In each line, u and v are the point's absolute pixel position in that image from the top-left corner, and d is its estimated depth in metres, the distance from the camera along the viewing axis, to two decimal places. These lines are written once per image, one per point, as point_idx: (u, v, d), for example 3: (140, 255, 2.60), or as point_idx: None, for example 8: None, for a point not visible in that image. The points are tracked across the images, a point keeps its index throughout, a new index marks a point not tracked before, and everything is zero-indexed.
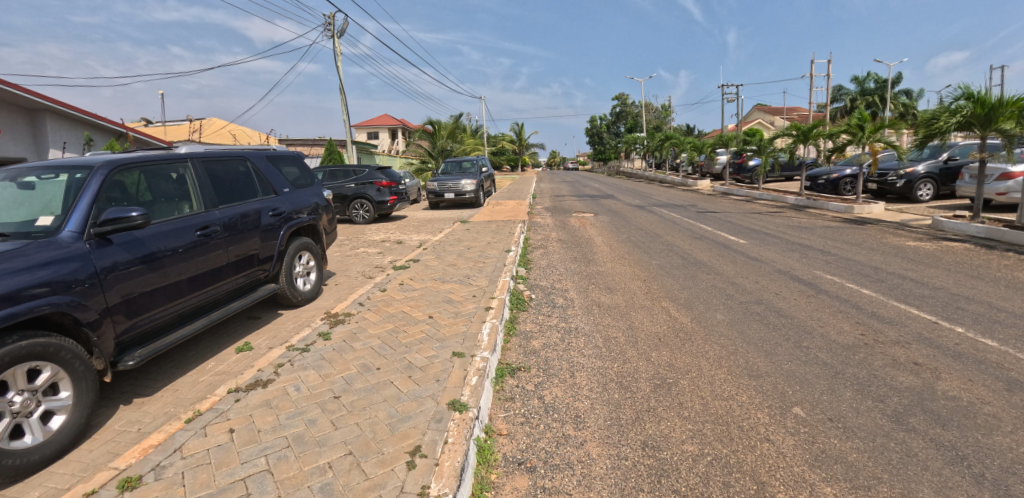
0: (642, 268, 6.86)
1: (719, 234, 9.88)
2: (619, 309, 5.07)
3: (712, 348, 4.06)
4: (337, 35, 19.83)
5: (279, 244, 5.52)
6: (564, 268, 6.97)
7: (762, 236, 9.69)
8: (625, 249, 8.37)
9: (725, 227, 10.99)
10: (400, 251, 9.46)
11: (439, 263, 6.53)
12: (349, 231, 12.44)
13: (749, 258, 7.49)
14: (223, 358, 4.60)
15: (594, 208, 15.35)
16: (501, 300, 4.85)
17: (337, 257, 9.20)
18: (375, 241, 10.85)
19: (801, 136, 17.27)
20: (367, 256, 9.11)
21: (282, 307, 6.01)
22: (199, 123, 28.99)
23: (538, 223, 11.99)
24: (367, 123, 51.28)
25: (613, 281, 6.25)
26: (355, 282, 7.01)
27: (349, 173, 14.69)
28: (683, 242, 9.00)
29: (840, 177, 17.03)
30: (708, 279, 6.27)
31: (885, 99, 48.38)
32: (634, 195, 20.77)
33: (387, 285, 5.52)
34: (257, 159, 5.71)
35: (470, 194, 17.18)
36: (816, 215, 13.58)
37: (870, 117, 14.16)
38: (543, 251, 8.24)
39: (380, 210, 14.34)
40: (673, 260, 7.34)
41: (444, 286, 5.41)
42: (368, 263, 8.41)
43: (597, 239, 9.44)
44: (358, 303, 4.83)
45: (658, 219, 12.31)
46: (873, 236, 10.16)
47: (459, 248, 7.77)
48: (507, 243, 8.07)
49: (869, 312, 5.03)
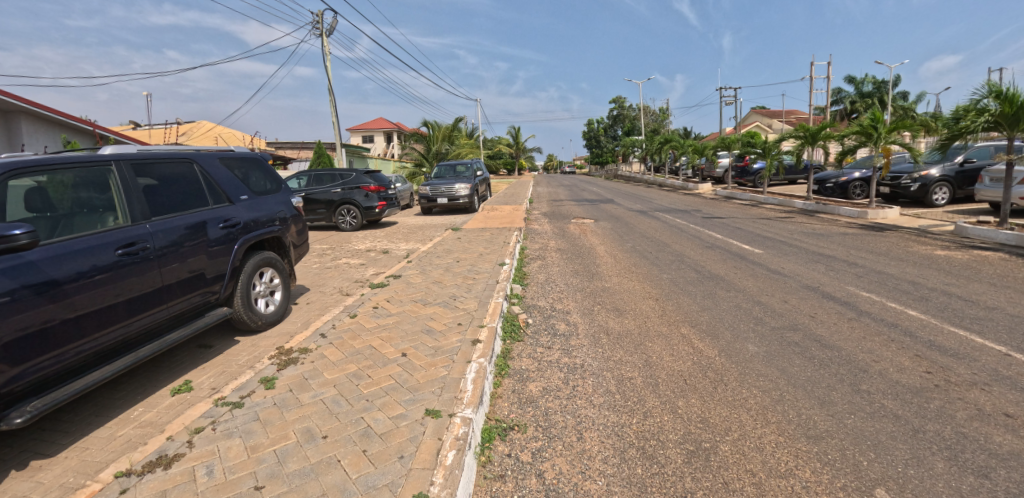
0: (653, 284, 6.07)
1: (731, 243, 9.12)
2: (631, 338, 4.27)
3: (753, 395, 3.25)
4: (325, 33, 19.02)
5: (232, 260, 4.73)
6: (564, 284, 6.18)
7: (777, 245, 8.94)
8: (631, 260, 7.60)
9: (736, 235, 10.25)
10: (385, 262, 8.65)
11: (423, 280, 5.72)
12: (333, 240, 11.62)
13: (771, 272, 6.72)
14: (154, 405, 3.80)
15: (594, 214, 14.58)
16: (492, 329, 4.03)
17: (315, 270, 8.39)
18: (360, 251, 10.03)
19: (809, 137, 16.55)
20: (348, 269, 8.31)
21: (239, 334, 5.20)
22: (188, 127, 28.20)
23: (535, 230, 11.20)
24: (362, 126, 50.57)
25: (622, 300, 5.46)
26: (329, 301, 6.20)
27: (336, 177, 13.88)
28: (694, 252, 8.22)
29: (849, 180, 16.32)
30: (731, 298, 5.48)
31: (884, 101, 47.81)
32: (636, 199, 20.03)
33: (359, 308, 4.71)
34: (207, 162, 4.91)
35: (464, 199, 16.39)
36: (830, 220, 12.85)
37: (883, 117, 13.45)
38: (540, 264, 7.44)
39: (369, 216, 13.53)
40: (686, 274, 6.57)
41: (426, 309, 4.59)
42: (348, 276, 7.60)
43: (600, 248, 8.64)
44: (320, 334, 4.02)
45: (664, 225, 11.54)
46: (896, 244, 9.41)
47: (447, 261, 6.96)
48: (500, 255, 7.27)
49: (926, 341, 4.25)
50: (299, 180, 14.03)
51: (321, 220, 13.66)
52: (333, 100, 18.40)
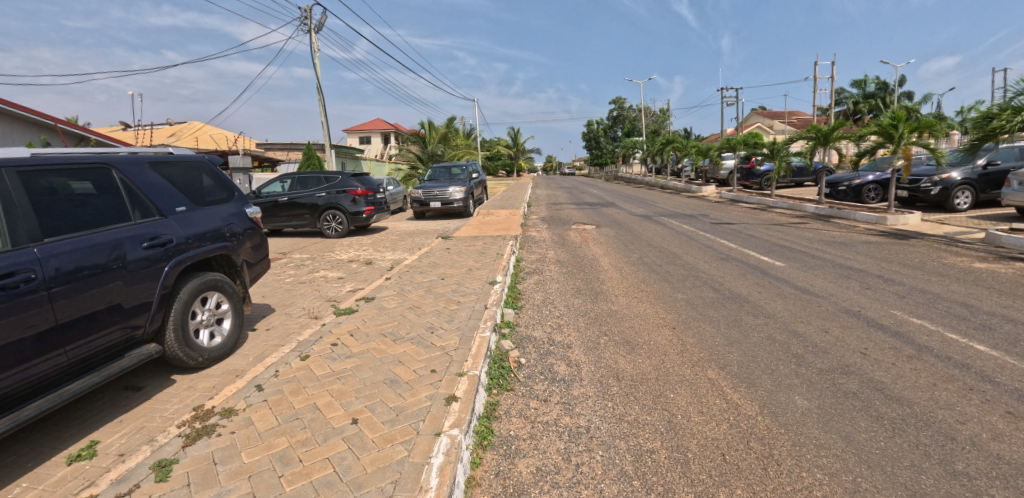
0: (667, 308, 5.22)
1: (747, 253, 8.30)
2: (648, 387, 3.44)
3: (817, 483, 2.43)
4: (314, 29, 18.20)
5: (160, 286, 3.92)
6: (564, 307, 5.34)
7: (799, 256, 8.13)
8: (638, 274, 6.80)
9: (750, 243, 9.44)
10: (366, 276, 7.81)
11: (400, 304, 4.86)
12: (315, 248, 10.77)
13: (801, 292, 5.89)
14: (42, 478, 2.97)
15: (596, 219, 13.75)
16: (475, 379, 3.19)
17: (287, 285, 7.54)
18: (341, 261, 9.20)
19: (821, 138, 15.69)
20: (324, 283, 7.47)
21: (178, 372, 4.37)
22: (178, 127, 27.40)
23: (532, 238, 10.36)
24: (359, 127, 49.82)
25: (632, 329, 4.61)
26: (292, 327, 5.36)
27: (320, 180, 12.99)
28: (709, 264, 7.38)
29: (863, 184, 15.55)
30: (761, 327, 4.64)
31: (888, 102, 46.88)
32: (638, 203, 19.18)
33: (315, 345, 3.85)
34: (130, 168, 4.10)
35: (458, 203, 15.56)
36: (848, 226, 12.02)
37: (904, 116, 12.61)
38: (537, 280, 6.58)
39: (355, 221, 12.68)
40: (705, 294, 5.73)
41: (396, 347, 3.75)
42: (322, 294, 6.77)
43: (604, 260, 7.78)
44: (255, 387, 3.17)
45: (671, 232, 10.72)
46: (927, 254, 8.59)
47: (429, 277, 6.11)
48: (492, 270, 6.44)
49: (1013, 390, 3.43)
50: (281, 182, 13.10)
51: (305, 226, 12.82)
52: (322, 98, 17.57)
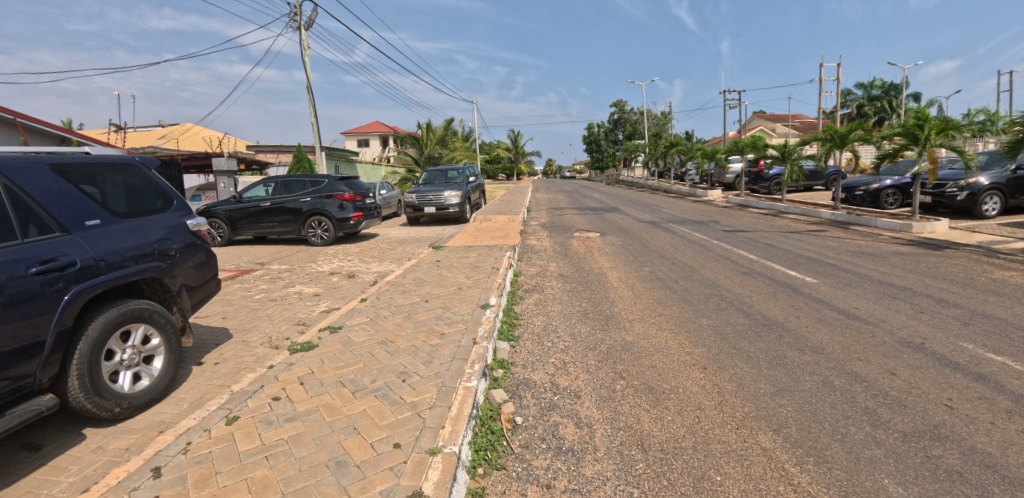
0: (692, 339, 4.36)
1: (771, 266, 7.46)
2: (687, 464, 2.57)
3: None
4: (305, 26, 17.40)
5: (56, 322, 3.08)
6: (569, 337, 4.48)
7: (829, 270, 7.28)
8: (653, 293, 5.96)
9: (771, 253, 8.61)
10: (345, 292, 6.95)
11: (370, 337, 3.99)
12: (296, 258, 9.92)
13: (847, 317, 5.03)
14: None
15: (600, 225, 12.90)
16: (453, 461, 2.32)
17: (255, 303, 6.69)
18: (322, 274, 8.35)
19: (838, 140, 14.85)
20: (297, 302, 6.62)
21: (93, 425, 3.53)
22: (170, 129, 26.67)
23: (532, 248, 9.50)
24: (356, 130, 49.13)
25: (654, 370, 3.74)
26: (246, 362, 4.50)
27: (306, 184, 12.14)
28: (732, 280, 6.52)
29: (880, 188, 14.71)
30: (812, 367, 3.78)
31: (893, 105, 46.01)
32: (643, 207, 18.33)
33: (250, 400, 2.99)
34: (23, 173, 3.26)
35: (454, 208, 14.73)
36: (870, 234, 11.18)
37: (931, 116, 11.77)
38: (536, 300, 5.71)
39: (342, 228, 11.84)
40: (734, 319, 4.87)
41: (355, 404, 2.88)
42: (291, 315, 5.91)
43: (613, 275, 6.92)
44: (150, 473, 2.32)
45: (682, 241, 9.88)
46: (970, 268, 7.73)
47: (411, 296, 5.24)
48: (486, 288, 5.59)
49: None
50: (265, 186, 12.26)
51: (289, 232, 11.98)
52: (312, 98, 16.75)
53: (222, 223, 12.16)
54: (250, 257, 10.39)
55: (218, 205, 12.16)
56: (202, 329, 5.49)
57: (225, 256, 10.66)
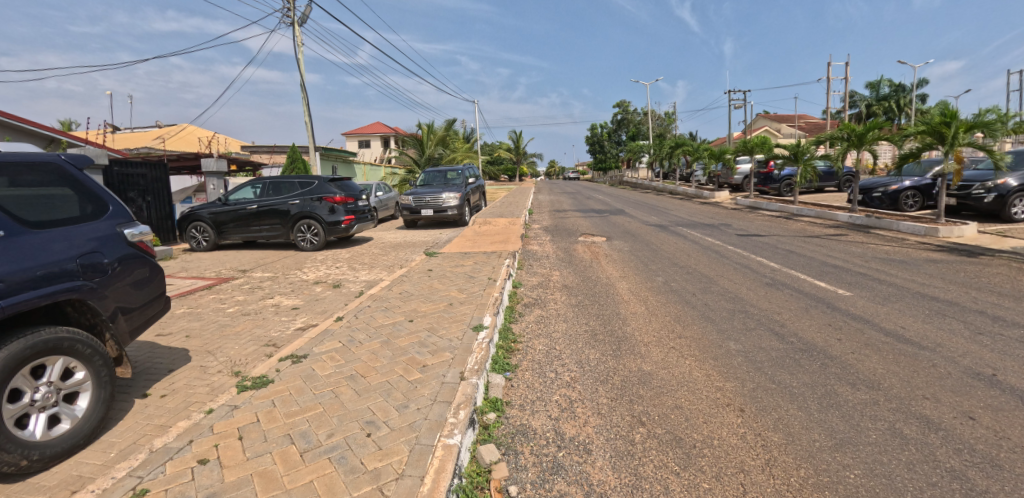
0: (721, 369, 3.70)
1: (796, 275, 6.80)
2: None
3: None
4: (298, 22, 16.77)
5: None
6: (576, 366, 3.82)
7: (861, 280, 6.61)
8: (669, 308, 5.30)
9: (793, 261, 7.95)
10: (327, 305, 6.32)
11: (338, 369, 3.34)
12: (281, 265, 9.31)
13: (898, 341, 4.35)
14: None
15: (606, 229, 12.25)
16: None
17: (226, 318, 6.06)
18: (306, 283, 7.72)
19: (855, 139, 14.16)
20: (272, 316, 5.99)
21: None
22: (167, 129, 26.20)
23: (533, 254, 8.84)
24: (358, 130, 48.70)
25: (680, 413, 3.07)
26: (197, 394, 3.88)
27: (295, 185, 11.51)
28: (756, 293, 5.83)
29: (900, 190, 14.02)
30: (872, 412, 3.12)
31: (902, 104, 45.21)
32: (650, 210, 17.66)
33: (170, 463, 2.34)
34: None
35: (452, 211, 14.10)
36: (894, 239, 10.50)
37: (958, 113, 11.08)
38: (537, 317, 5.04)
39: (333, 232, 11.19)
40: (767, 344, 4.20)
41: (301, 472, 2.23)
42: (262, 334, 5.29)
43: (622, 286, 6.25)
44: None
45: (694, 246, 9.24)
46: (1014, 278, 7.04)
47: (395, 313, 4.59)
48: (481, 304, 4.93)
49: None
50: (252, 188, 11.63)
51: (277, 237, 11.35)
52: (306, 96, 16.14)
53: (208, 227, 11.56)
54: (234, 264, 9.78)
55: (203, 208, 11.55)
56: (159, 352, 4.90)
57: (208, 263, 10.05)
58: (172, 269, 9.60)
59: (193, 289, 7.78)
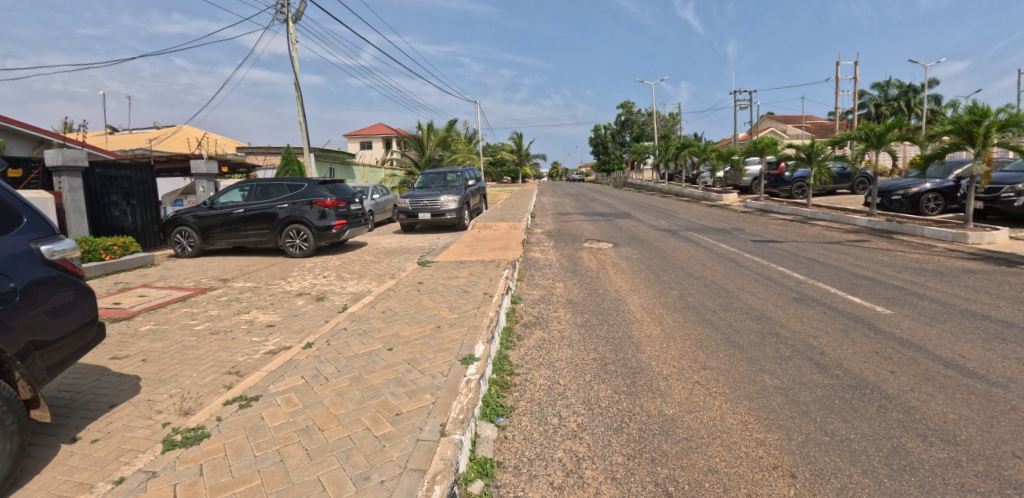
0: (761, 415, 3.06)
1: (825, 288, 6.15)
2: None
3: None
4: (293, 19, 16.21)
5: None
6: (584, 408, 3.18)
7: (898, 294, 5.94)
8: (687, 329, 4.65)
9: (817, 270, 7.29)
10: (305, 322, 5.72)
11: (291, 418, 2.73)
12: (265, 274, 8.73)
13: (962, 375, 3.68)
14: None
15: (612, 234, 11.62)
16: None
17: (192, 338, 5.45)
18: (288, 295, 7.13)
19: (874, 139, 13.46)
20: (243, 336, 5.39)
21: None
22: (163, 130, 25.69)
23: (535, 263, 8.19)
24: (359, 131, 48.25)
25: (717, 482, 2.42)
26: (132, 441, 3.29)
27: (284, 188, 10.91)
28: (785, 310, 5.17)
29: (921, 192, 13.32)
30: (960, 480, 2.46)
31: (911, 104, 44.32)
32: (657, 213, 17.03)
33: None
34: None
35: (450, 215, 13.50)
36: (920, 245, 9.84)
37: (988, 112, 10.38)
38: (538, 341, 4.40)
39: (323, 238, 10.59)
40: (809, 379, 3.55)
41: None
42: (226, 359, 4.69)
43: (634, 301, 5.60)
44: None
45: (708, 254, 8.61)
46: None
47: (373, 338, 3.97)
48: (472, 326, 4.29)
49: None
50: (240, 190, 11.03)
51: (265, 242, 10.76)
52: (300, 96, 15.57)
53: (194, 233, 11.00)
54: (216, 272, 9.18)
55: (188, 213, 11.00)
56: (106, 383, 4.32)
57: (189, 270, 9.47)
58: (151, 277, 9.02)
59: (167, 302, 7.18)
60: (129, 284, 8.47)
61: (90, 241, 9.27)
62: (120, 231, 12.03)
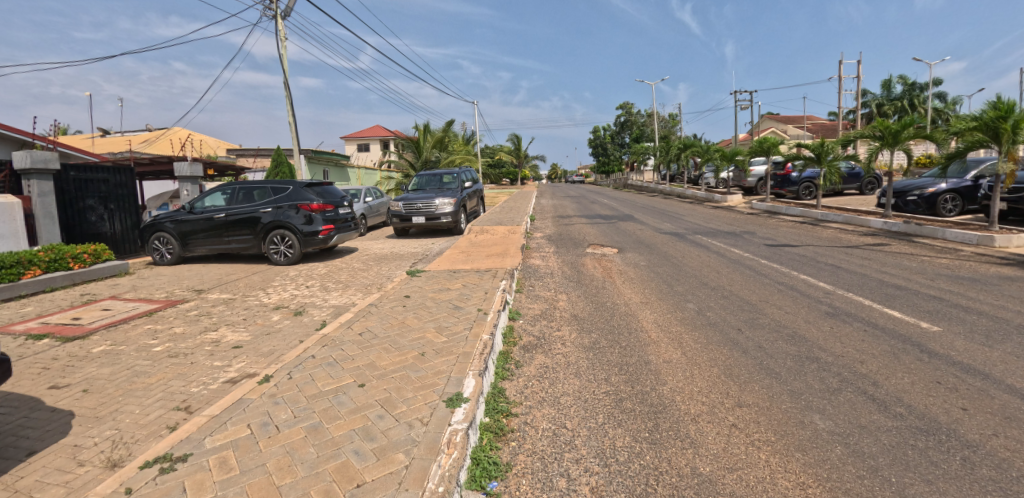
0: (822, 476, 2.42)
1: (857, 300, 5.52)
2: None
3: None
4: (282, 16, 15.59)
5: None
6: (598, 465, 2.54)
7: (941, 307, 5.30)
8: (712, 351, 4.03)
9: (844, 278, 6.67)
10: (277, 341, 5.09)
11: (219, 493, 2.11)
12: (244, 284, 8.09)
13: None
14: None
15: (615, 238, 11.03)
16: None
17: (147, 362, 4.82)
18: (264, 308, 6.50)
19: (889, 137, 12.88)
20: (204, 359, 4.75)
21: None
22: (153, 132, 25.05)
23: (534, 271, 7.56)
24: (356, 134, 47.70)
25: None
26: None
27: (268, 190, 10.27)
28: (819, 328, 4.53)
29: (938, 192, 12.71)
30: None
31: (915, 103, 43.77)
32: (661, 215, 16.44)
33: None
34: None
35: (445, 219, 12.89)
36: (945, 249, 9.24)
37: (1014, 107, 9.80)
38: (540, 368, 3.77)
39: (309, 244, 9.95)
40: (869, 422, 2.92)
41: None
42: (178, 391, 4.05)
43: (647, 316, 4.99)
44: None
45: (721, 260, 8.00)
46: None
47: (343, 370, 3.34)
48: (463, 351, 3.65)
49: None
50: (221, 194, 10.40)
51: (248, 249, 10.13)
52: (289, 95, 14.94)
53: (172, 239, 10.37)
54: (192, 282, 8.54)
55: (167, 218, 10.37)
56: (32, 421, 3.69)
57: (164, 280, 8.83)
58: (121, 288, 8.38)
59: (131, 317, 6.53)
60: (96, 296, 7.83)
61: (57, 249, 8.61)
62: (96, 237, 11.40)
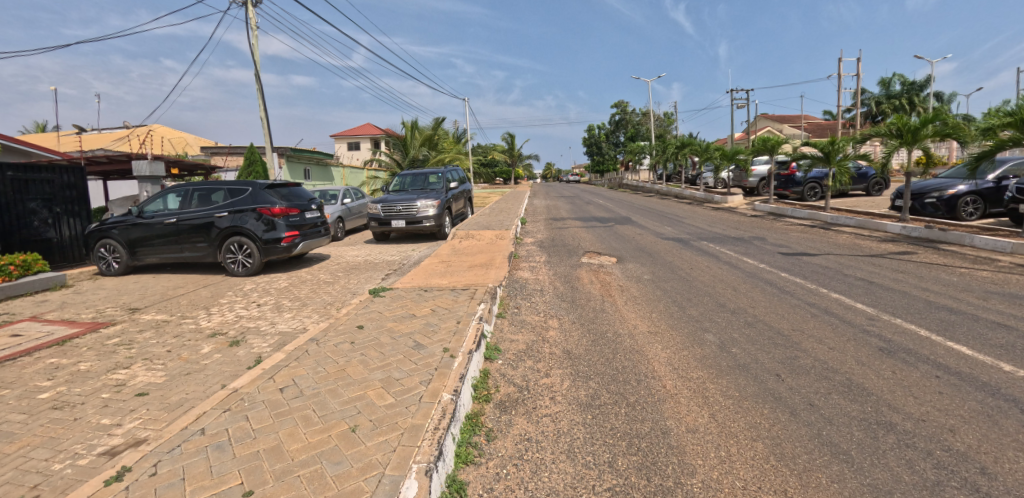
0: None
1: (908, 329, 4.54)
2: None
3: None
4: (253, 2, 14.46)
5: None
6: None
7: (1014, 338, 4.33)
8: (748, 411, 3.03)
9: (882, 297, 5.70)
10: (194, 387, 4.03)
11: None
12: (188, 301, 7.01)
13: None
14: None
15: (614, 244, 10.06)
16: None
17: (20, 416, 3.75)
18: (199, 335, 5.44)
19: (908, 135, 11.93)
20: (92, 415, 3.68)
21: None
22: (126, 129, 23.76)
23: (522, 287, 6.52)
24: (345, 132, 46.42)
25: None
26: None
27: (225, 193, 9.19)
28: (879, 374, 3.55)
29: (957, 195, 11.83)
30: None
31: (914, 102, 43.14)
32: (661, 218, 15.48)
33: None
34: None
35: (428, 222, 11.89)
36: (978, 258, 8.34)
37: None
38: (520, 443, 2.75)
39: (270, 252, 8.87)
40: None
41: None
42: (32, 470, 2.98)
43: (657, 354, 4.00)
44: None
45: (735, 272, 7.03)
46: None
47: (231, 463, 2.32)
48: (413, 422, 2.62)
49: None
50: (173, 196, 9.30)
51: (202, 258, 9.05)
52: (261, 88, 13.82)
53: (120, 247, 9.27)
54: (132, 297, 7.46)
55: (113, 224, 9.28)
56: None
57: (101, 295, 7.73)
58: (48, 305, 7.28)
59: (38, 346, 5.44)
60: (14, 316, 6.73)
61: None
62: (38, 243, 10.25)
